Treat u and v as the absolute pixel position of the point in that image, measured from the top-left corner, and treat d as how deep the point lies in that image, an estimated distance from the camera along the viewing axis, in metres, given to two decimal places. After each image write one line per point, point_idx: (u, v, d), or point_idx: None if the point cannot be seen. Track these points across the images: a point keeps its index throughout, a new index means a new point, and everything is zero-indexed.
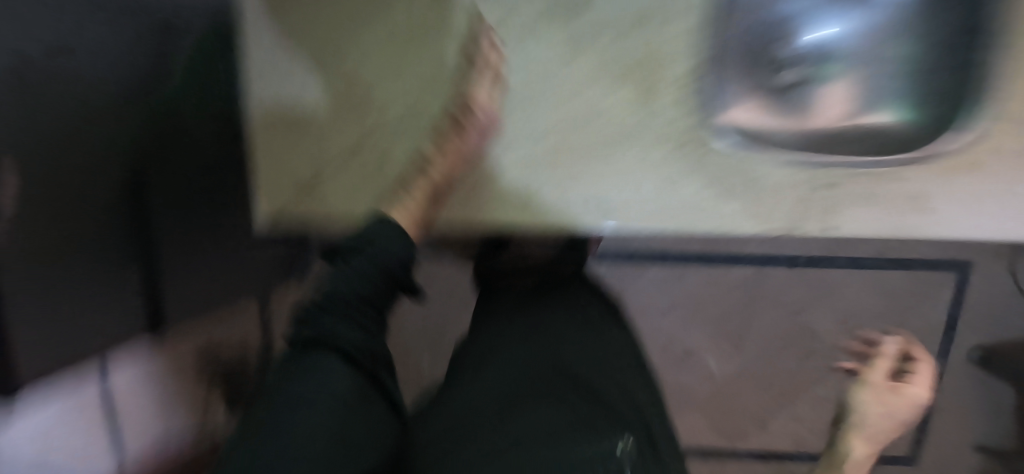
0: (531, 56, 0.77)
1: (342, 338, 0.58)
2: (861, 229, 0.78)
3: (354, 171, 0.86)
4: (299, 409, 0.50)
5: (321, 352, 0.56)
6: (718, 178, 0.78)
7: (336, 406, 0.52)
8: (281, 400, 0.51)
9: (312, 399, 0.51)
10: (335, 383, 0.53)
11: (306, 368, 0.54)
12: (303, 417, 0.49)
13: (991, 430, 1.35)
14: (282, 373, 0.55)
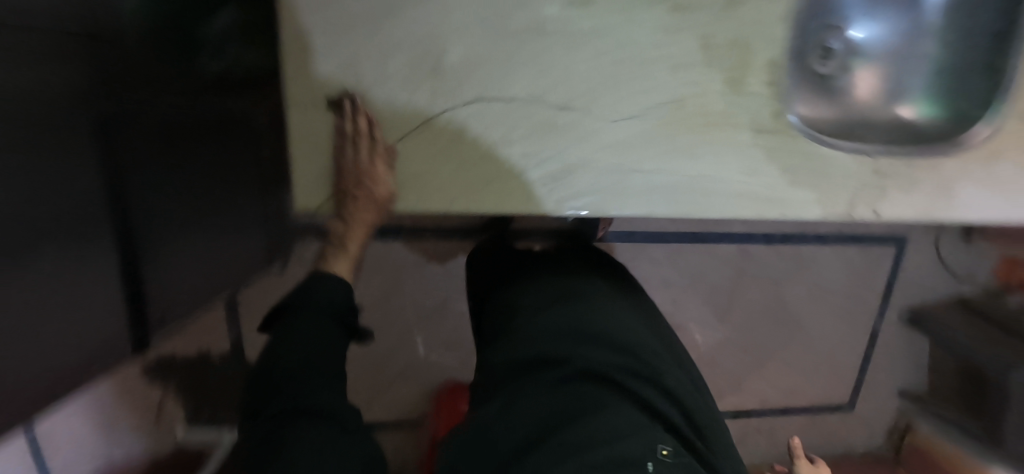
0: (612, 17, 0.61)
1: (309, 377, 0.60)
2: (902, 215, 0.75)
3: (433, 166, 0.64)
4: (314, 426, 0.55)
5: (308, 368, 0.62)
6: (790, 164, 0.70)
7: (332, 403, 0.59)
8: (294, 392, 0.58)
9: (316, 389, 0.59)
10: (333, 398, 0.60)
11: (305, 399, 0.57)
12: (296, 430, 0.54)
13: (912, 379, 1.60)
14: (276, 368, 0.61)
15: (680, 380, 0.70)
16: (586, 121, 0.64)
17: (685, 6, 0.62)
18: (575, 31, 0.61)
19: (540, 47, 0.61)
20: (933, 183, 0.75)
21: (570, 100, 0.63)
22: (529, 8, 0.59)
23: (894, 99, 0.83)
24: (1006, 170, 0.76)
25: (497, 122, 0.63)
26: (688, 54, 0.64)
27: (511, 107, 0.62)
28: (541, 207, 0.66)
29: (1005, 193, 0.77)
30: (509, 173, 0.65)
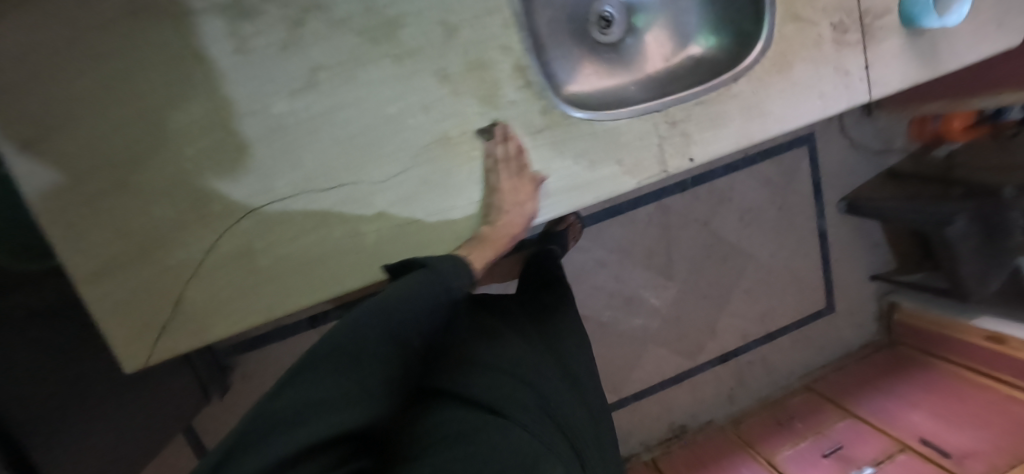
0: (342, 90, 0.62)
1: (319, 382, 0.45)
2: (719, 153, 0.75)
3: (237, 288, 0.64)
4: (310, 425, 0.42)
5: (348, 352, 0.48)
6: (581, 151, 0.70)
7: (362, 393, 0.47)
8: (308, 362, 0.47)
9: (358, 372, 0.47)
10: (357, 353, 0.49)
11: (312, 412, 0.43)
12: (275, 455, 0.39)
13: (874, 260, 1.60)
14: (295, 363, 0.48)
15: (581, 426, 0.71)
16: (361, 190, 0.64)
17: (407, 54, 0.62)
18: (312, 116, 0.62)
19: (285, 143, 0.62)
20: (736, 111, 0.75)
21: (336, 178, 0.63)
22: (258, 115, 0.61)
23: (681, 42, 0.84)
24: (799, 72, 0.77)
25: (282, 226, 0.63)
26: (432, 94, 0.64)
27: (282, 207, 0.63)
28: (353, 283, 0.66)
29: (809, 92, 0.78)
30: (311, 264, 0.65)
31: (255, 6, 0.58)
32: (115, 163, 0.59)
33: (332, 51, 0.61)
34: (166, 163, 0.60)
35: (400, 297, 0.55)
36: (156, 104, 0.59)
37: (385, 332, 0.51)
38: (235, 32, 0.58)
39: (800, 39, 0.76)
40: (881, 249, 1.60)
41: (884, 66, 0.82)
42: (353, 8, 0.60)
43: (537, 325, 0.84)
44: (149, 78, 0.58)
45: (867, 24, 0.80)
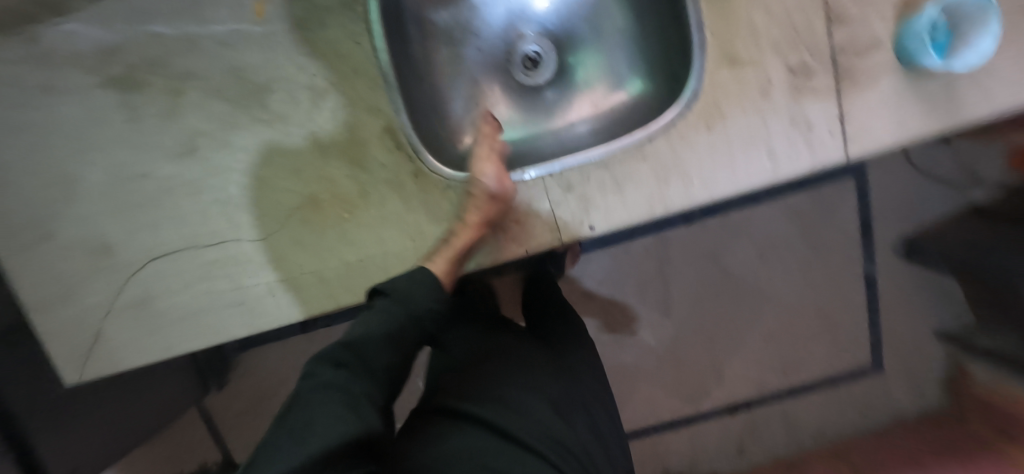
0: (219, 154, 0.64)
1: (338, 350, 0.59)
2: (625, 219, 0.66)
3: (142, 326, 0.70)
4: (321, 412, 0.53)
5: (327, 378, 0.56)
6: (457, 213, 0.65)
7: (350, 392, 0.55)
8: (301, 395, 0.55)
9: (323, 403, 0.53)
10: (336, 380, 0.56)
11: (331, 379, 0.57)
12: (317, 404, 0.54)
13: (940, 315, 1.33)
14: (297, 389, 0.56)
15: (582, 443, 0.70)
16: (243, 248, 0.66)
17: (277, 119, 0.63)
18: (194, 179, 0.65)
19: (172, 204, 0.66)
20: (648, 172, 0.64)
21: (217, 236, 0.66)
22: (149, 177, 0.65)
23: (605, 85, 0.74)
24: (736, 127, 0.64)
25: (173, 275, 0.68)
26: (302, 158, 0.64)
27: (172, 260, 0.67)
28: (239, 332, 0.69)
29: (754, 149, 0.65)
30: (202, 310, 0.69)
31: (142, 76, 0.63)
32: (38, 214, 0.67)
33: (209, 116, 0.63)
34: (78, 214, 0.67)
35: (399, 297, 0.61)
36: (71, 163, 0.66)
37: (374, 334, 0.59)
38: (128, 100, 0.64)
39: (740, 87, 0.63)
40: (949, 302, 1.33)
41: (870, 115, 0.65)
42: (224, 77, 0.63)
43: (553, 359, 0.80)
44: (65, 143, 0.65)
45: (843, 63, 0.64)
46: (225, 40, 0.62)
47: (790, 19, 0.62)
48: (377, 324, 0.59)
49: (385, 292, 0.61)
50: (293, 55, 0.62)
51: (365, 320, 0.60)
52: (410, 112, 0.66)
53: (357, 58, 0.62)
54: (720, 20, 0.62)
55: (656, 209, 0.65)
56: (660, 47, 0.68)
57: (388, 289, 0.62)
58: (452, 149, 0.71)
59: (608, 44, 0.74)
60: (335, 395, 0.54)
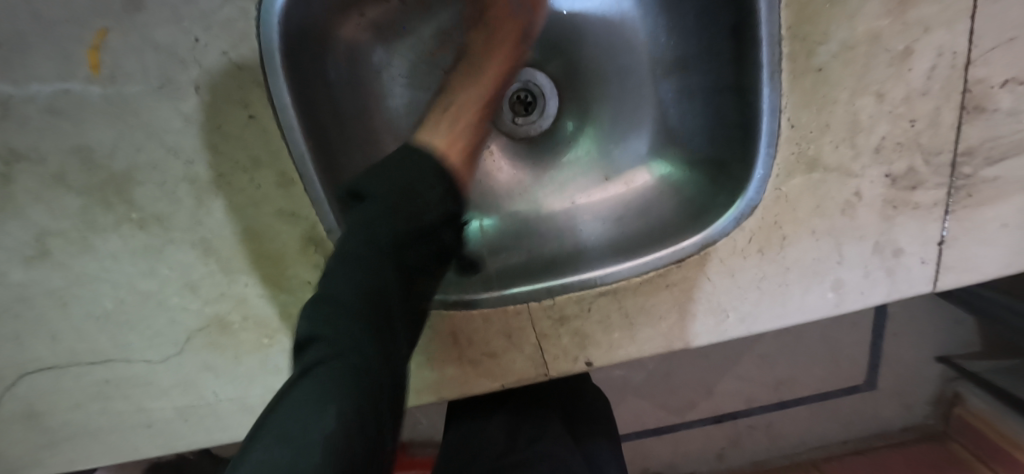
0: (79, 261, 0.47)
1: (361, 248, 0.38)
2: (632, 357, 0.50)
3: (38, 437, 0.56)
4: (342, 333, 0.35)
5: (327, 352, 0.35)
6: (414, 344, 0.49)
7: (371, 373, 0.35)
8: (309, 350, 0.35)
9: (350, 349, 0.35)
10: (360, 345, 0.36)
11: (343, 292, 0.36)
12: (327, 320, 0.35)
13: (949, 339, 1.24)
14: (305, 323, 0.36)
15: None
16: (135, 369, 0.52)
17: (153, 220, 0.45)
18: (55, 287, 0.48)
19: (34, 315, 0.50)
20: (668, 306, 0.48)
21: (102, 354, 0.51)
22: None
23: (623, 160, 0.54)
24: (798, 256, 0.46)
25: (60, 388, 0.53)
26: (196, 270, 0.47)
27: (52, 377, 0.53)
28: (153, 451, 0.56)
29: (815, 281, 0.47)
30: (110, 425, 0.55)
31: None
32: None
33: (59, 211, 0.45)
34: None
35: (395, 190, 0.41)
36: None
37: (388, 289, 0.38)
38: None
39: (812, 200, 0.44)
40: (961, 327, 1.23)
41: (976, 242, 0.47)
42: (66, 159, 0.43)
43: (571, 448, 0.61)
44: None
45: (963, 176, 0.44)
46: (61, 105, 0.41)
47: (908, 113, 0.42)
48: (433, 201, 0.42)
49: (438, 184, 0.43)
50: (161, 133, 0.41)
51: (399, 258, 0.39)
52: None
53: (262, 142, 0.42)
54: (808, 107, 0.41)
55: (678, 345, 0.49)
56: (706, 120, 0.49)
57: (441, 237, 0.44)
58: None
59: (632, 98, 0.54)
60: (341, 369, 0.34)
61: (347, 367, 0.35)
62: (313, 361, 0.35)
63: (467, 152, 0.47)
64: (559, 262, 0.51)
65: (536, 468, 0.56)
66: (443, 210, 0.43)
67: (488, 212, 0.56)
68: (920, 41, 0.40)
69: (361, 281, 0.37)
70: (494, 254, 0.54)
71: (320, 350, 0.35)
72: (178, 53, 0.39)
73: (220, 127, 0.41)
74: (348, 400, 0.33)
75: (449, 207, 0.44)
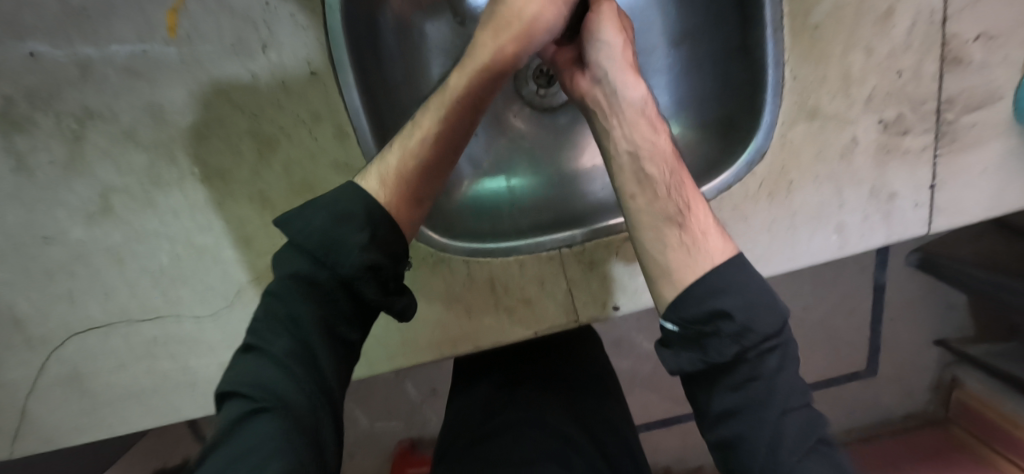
0: (141, 217, 0.50)
1: (289, 296, 0.38)
2: (656, 302, 0.53)
3: (78, 401, 0.57)
4: (268, 377, 0.35)
5: (263, 390, 0.35)
6: (452, 293, 0.53)
7: (299, 423, 0.34)
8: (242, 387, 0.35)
9: (278, 392, 0.34)
10: (290, 393, 0.35)
11: (270, 338, 0.37)
12: (254, 368, 0.36)
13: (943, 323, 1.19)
14: (241, 359, 0.37)
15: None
16: (184, 326, 0.54)
17: (214, 174, 0.48)
18: (114, 244, 0.51)
19: (91, 273, 0.52)
20: None
21: (153, 311, 0.54)
22: (56, 242, 0.51)
23: None
24: (803, 200, 0.51)
25: (107, 348, 0.55)
26: (252, 223, 0.50)
27: (100, 337, 0.55)
28: (193, 413, 0.58)
29: (820, 225, 0.52)
30: (150, 385, 0.57)
31: (23, 110, 0.46)
32: None
33: (125, 168, 0.48)
34: None
35: (314, 241, 0.38)
36: None
37: (314, 335, 0.37)
38: (9, 142, 0.47)
39: (814, 146, 0.49)
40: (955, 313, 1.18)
41: (958, 185, 0.52)
42: (138, 118, 0.47)
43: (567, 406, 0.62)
44: None
45: (947, 122, 0.50)
46: (140, 67, 0.45)
47: (894, 65, 0.47)
48: (351, 247, 0.38)
49: (362, 227, 0.39)
50: (231, 91, 0.46)
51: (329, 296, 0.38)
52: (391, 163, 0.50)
53: (322, 99, 0.47)
54: (808, 60, 0.47)
55: None
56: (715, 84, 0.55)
57: (359, 286, 0.39)
58: (445, 198, 0.57)
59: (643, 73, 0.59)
60: (279, 419, 0.34)
61: (283, 418, 0.34)
62: (244, 407, 0.34)
63: (406, 191, 0.43)
64: (585, 218, 0.55)
65: (528, 432, 0.57)
66: (367, 261, 0.39)
67: (513, 177, 0.60)
68: (900, 2, 0.46)
69: (287, 324, 0.37)
70: (522, 213, 0.58)
71: (248, 396, 0.35)
72: (252, 17, 0.44)
73: (285, 84, 0.46)
74: (277, 443, 0.33)
75: (376, 255, 0.39)
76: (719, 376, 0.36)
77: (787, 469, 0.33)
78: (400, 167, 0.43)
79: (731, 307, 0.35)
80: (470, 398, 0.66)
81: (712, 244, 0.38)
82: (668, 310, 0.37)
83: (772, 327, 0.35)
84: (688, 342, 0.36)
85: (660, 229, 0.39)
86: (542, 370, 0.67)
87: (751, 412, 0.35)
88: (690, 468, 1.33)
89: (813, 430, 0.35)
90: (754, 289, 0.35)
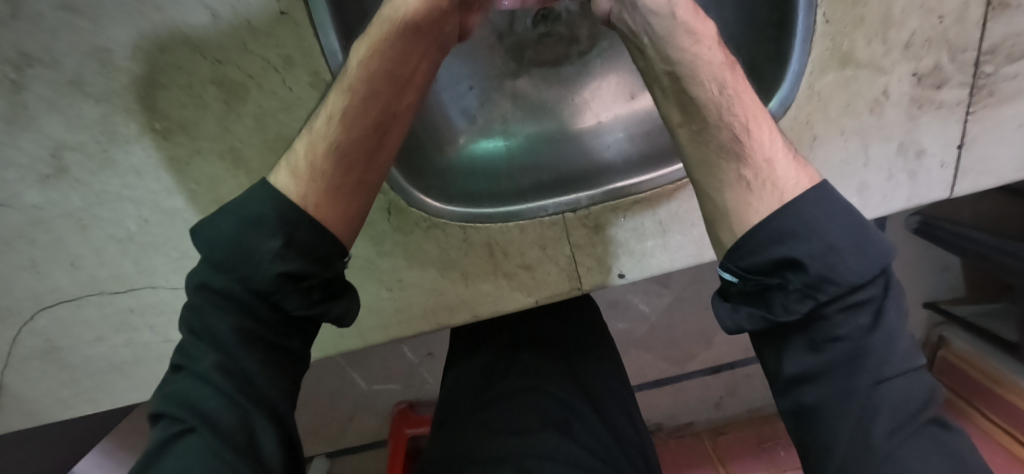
0: (100, 179, 0.45)
1: (206, 312, 0.34)
2: (664, 269, 0.50)
3: (54, 374, 0.54)
4: (194, 395, 0.32)
5: (185, 409, 0.32)
6: (448, 258, 0.49)
7: (224, 443, 0.31)
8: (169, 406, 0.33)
9: (198, 414, 0.31)
10: (212, 412, 0.31)
11: (194, 354, 0.34)
12: (179, 387, 0.33)
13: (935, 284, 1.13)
14: (169, 375, 0.35)
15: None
16: (161, 296, 0.51)
17: (178, 129, 0.43)
18: (73, 208, 0.46)
19: (51, 240, 0.48)
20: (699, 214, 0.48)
21: (124, 280, 0.50)
22: (7, 206, 0.46)
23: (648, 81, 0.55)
24: (825, 157, 0.47)
25: (79, 320, 0.52)
26: (224, 184, 0.46)
27: (69, 309, 0.51)
28: None
29: (841, 185, 0.49)
30: (129, 357, 0.53)
31: None
32: None
33: (77, 123, 0.43)
34: None
35: (222, 250, 0.34)
36: None
37: (234, 347, 0.33)
38: None
39: (842, 99, 0.45)
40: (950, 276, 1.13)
41: (990, 142, 0.48)
42: (86, 64, 0.41)
43: (569, 370, 0.60)
44: None
45: (986, 75, 0.45)
46: (83, 3, 0.39)
47: (937, 7, 0.43)
48: (267, 255, 0.34)
49: (275, 232, 0.35)
50: (191, 32, 0.40)
51: (251, 305, 0.34)
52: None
53: (297, 41, 0.41)
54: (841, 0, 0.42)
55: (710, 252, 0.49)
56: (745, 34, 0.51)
57: (280, 296, 0.34)
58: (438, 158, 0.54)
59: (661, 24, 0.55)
60: (200, 443, 0.31)
61: (205, 442, 0.31)
62: (171, 429, 0.32)
63: (321, 180, 0.38)
64: (593, 179, 0.51)
65: (536, 398, 0.56)
66: (283, 270, 0.34)
67: (516, 131, 0.56)
68: None
69: (206, 339, 0.34)
70: (523, 172, 0.54)
71: (174, 418, 0.32)
72: None
73: (249, 22, 0.40)
74: (201, 465, 0.30)
75: (294, 262, 0.35)
76: (794, 332, 0.35)
77: (882, 455, 0.31)
78: (311, 155, 0.38)
79: (800, 255, 0.32)
80: (471, 363, 0.63)
81: (783, 175, 0.36)
82: (726, 260, 0.37)
83: (858, 281, 0.32)
84: (753, 297, 0.36)
85: (721, 166, 0.37)
86: (545, 335, 0.65)
87: (833, 377, 0.33)
88: (682, 424, 1.35)
89: (910, 401, 0.32)
90: (834, 232, 0.32)
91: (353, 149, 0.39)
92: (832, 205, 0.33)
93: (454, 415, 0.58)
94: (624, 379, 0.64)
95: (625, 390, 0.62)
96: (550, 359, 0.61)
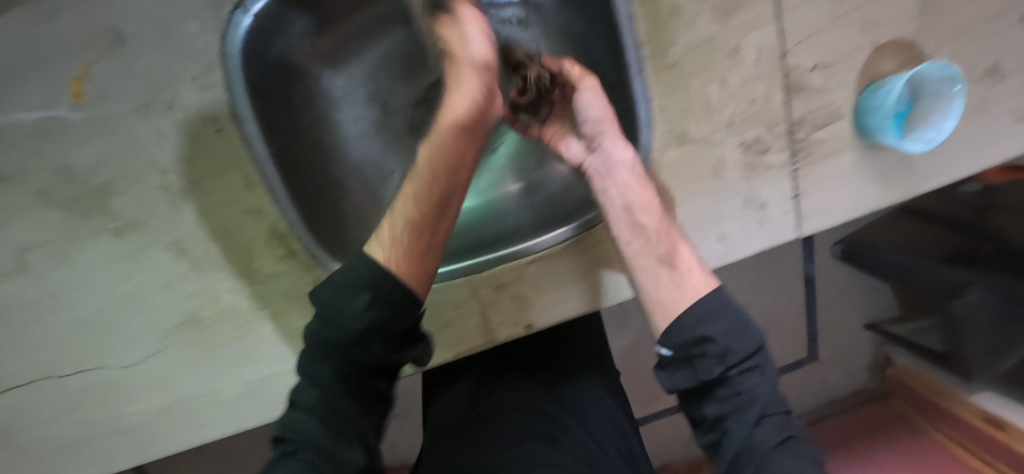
0: (59, 272, 0.52)
1: (310, 357, 0.42)
2: (567, 316, 0.58)
3: (11, 458, 0.57)
4: (301, 423, 0.41)
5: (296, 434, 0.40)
6: None
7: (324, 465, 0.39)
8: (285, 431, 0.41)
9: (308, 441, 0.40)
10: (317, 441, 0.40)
11: (301, 390, 0.42)
12: (292, 416, 0.42)
13: (868, 306, 1.28)
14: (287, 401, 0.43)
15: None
16: (112, 375, 0.55)
17: (129, 226, 0.51)
18: (34, 301, 0.52)
19: (11, 329, 0.53)
20: (589, 265, 0.57)
21: (79, 362, 0.55)
22: None
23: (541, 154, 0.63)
24: (686, 212, 0.57)
25: (36, 402, 0.56)
26: (172, 270, 0.52)
27: (24, 393, 0.55)
28: (127, 460, 0.58)
29: (704, 234, 0.58)
30: (85, 434, 0.57)
31: None
32: None
33: (39, 226, 0.50)
34: None
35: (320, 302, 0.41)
36: None
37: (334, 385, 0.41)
38: None
39: (687, 168, 0.56)
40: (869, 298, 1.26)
41: (818, 191, 0.59)
42: (49, 178, 0.49)
43: (552, 393, 0.65)
44: None
45: (801, 139, 0.57)
46: (48, 130, 0.47)
47: (748, 94, 0.54)
48: (353, 311, 0.40)
49: (361, 292, 0.40)
50: (141, 147, 0.49)
51: (342, 352, 0.41)
52: (297, 201, 0.52)
53: (221, 148, 0.50)
54: (671, 93, 0.53)
55: (602, 300, 0.58)
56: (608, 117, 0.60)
57: (364, 348, 0.40)
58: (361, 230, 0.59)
59: None
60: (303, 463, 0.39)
61: (306, 461, 0.39)
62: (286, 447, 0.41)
63: (405, 253, 0.42)
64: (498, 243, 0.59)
65: (519, 412, 0.60)
66: (367, 322, 0.39)
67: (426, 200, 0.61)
68: (746, 39, 0.52)
69: (309, 379, 0.42)
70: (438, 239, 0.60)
71: (288, 439, 0.41)
72: (155, 79, 0.47)
73: (189, 136, 0.49)
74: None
75: (376, 317, 0.40)
76: (710, 389, 0.45)
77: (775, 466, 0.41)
78: (392, 230, 0.42)
79: (713, 333, 0.44)
80: (462, 391, 0.69)
81: (696, 279, 0.49)
82: (662, 338, 0.47)
83: (748, 350, 0.45)
84: (681, 364, 0.46)
85: (655, 269, 0.50)
86: (530, 361, 0.71)
87: (734, 419, 0.44)
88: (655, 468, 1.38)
89: (793, 441, 0.43)
90: (734, 314, 0.46)
91: (422, 226, 0.42)
92: (734, 307, 0.46)
93: (445, 433, 0.62)
94: (602, 391, 0.68)
95: (612, 407, 0.67)
96: (538, 384, 0.67)
